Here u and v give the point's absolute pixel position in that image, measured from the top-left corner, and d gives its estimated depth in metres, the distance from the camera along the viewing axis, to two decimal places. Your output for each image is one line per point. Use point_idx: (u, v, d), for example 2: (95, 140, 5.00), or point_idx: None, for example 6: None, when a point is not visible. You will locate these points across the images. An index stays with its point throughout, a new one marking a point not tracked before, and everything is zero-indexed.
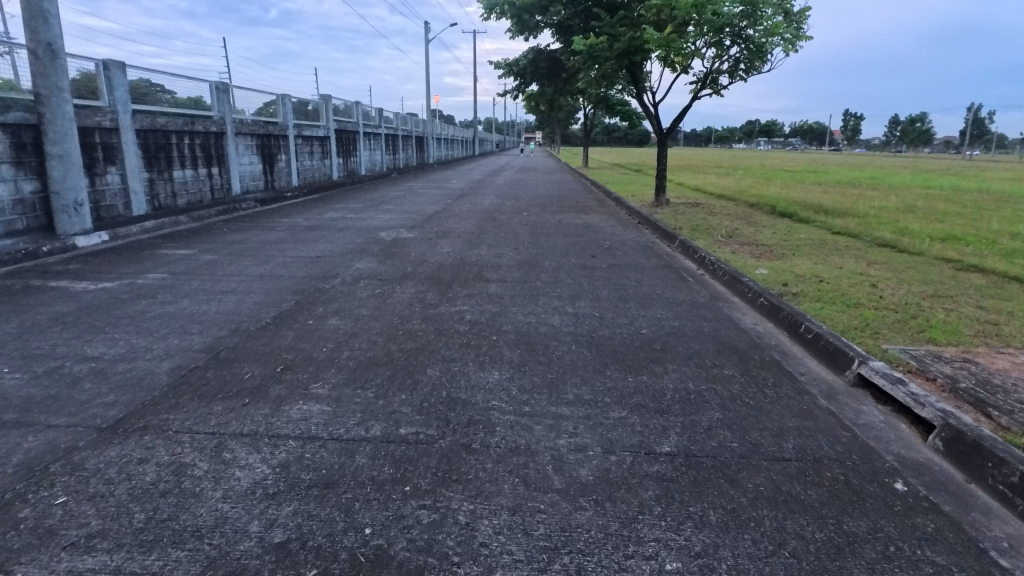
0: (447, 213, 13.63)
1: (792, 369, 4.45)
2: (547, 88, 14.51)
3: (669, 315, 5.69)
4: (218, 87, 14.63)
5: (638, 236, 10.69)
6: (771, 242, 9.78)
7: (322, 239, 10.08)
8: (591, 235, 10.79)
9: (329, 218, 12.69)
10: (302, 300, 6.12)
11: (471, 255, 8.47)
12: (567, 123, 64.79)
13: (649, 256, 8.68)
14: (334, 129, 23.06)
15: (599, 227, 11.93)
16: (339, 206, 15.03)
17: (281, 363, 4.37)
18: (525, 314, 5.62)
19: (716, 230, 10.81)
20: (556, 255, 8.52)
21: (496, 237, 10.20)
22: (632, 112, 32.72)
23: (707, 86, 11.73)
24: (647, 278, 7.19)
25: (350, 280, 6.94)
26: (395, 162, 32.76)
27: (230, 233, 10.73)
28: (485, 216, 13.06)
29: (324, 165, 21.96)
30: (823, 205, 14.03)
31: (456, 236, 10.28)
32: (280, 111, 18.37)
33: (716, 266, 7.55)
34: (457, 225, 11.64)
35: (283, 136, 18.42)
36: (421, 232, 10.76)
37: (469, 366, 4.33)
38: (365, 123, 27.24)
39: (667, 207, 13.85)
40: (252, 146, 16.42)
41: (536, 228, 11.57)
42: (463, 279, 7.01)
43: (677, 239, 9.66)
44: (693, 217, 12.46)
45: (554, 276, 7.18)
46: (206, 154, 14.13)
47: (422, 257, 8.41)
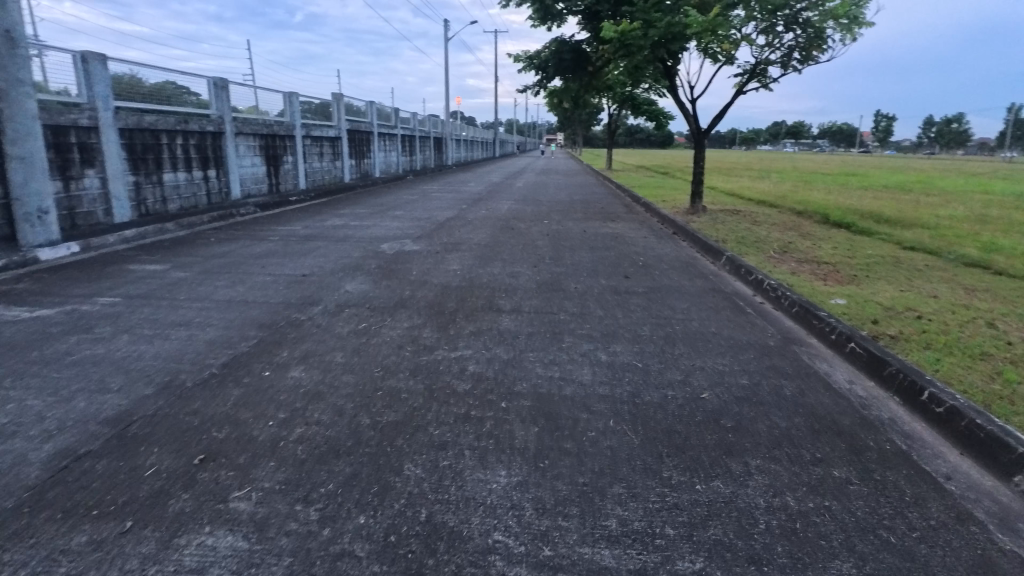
0: (461, 220, 12.39)
1: (930, 469, 3.10)
2: (572, 84, 13.21)
3: (734, 367, 4.35)
4: (216, 83, 13.60)
5: (676, 250, 9.33)
6: (836, 260, 8.34)
7: (316, 252, 8.91)
8: (621, 249, 9.45)
9: (330, 226, 11.55)
10: (266, 338, 4.91)
11: (482, 275, 7.21)
12: (589, 124, 63.31)
13: (694, 277, 7.31)
14: (346, 129, 22.00)
15: (629, 238, 10.57)
16: (344, 212, 13.91)
17: (204, 448, 3.14)
18: (545, 363, 4.32)
19: (767, 244, 9.38)
20: (582, 275, 7.22)
21: (513, 250, 8.93)
22: (659, 112, 31.25)
23: (754, 79, 10.35)
24: (695, 309, 5.86)
25: (332, 309, 5.73)
26: (412, 164, 31.69)
27: (217, 244, 9.63)
28: (501, 224, 11.81)
29: (335, 166, 20.91)
30: (883, 214, 12.47)
31: (468, 249, 9.04)
32: (287, 109, 17.31)
33: (780, 294, 6.18)
34: (470, 235, 10.39)
35: (290, 136, 17.37)
36: (429, 243, 9.54)
37: (465, 457, 3.06)
38: (380, 123, 26.17)
39: (704, 215, 12.45)
40: (255, 146, 15.38)
41: (558, 239, 10.26)
42: (470, 309, 5.75)
43: (724, 256, 8.29)
44: (736, 228, 11.07)
45: (582, 306, 5.87)
46: (201, 156, 13.08)
47: (425, 277, 7.18)
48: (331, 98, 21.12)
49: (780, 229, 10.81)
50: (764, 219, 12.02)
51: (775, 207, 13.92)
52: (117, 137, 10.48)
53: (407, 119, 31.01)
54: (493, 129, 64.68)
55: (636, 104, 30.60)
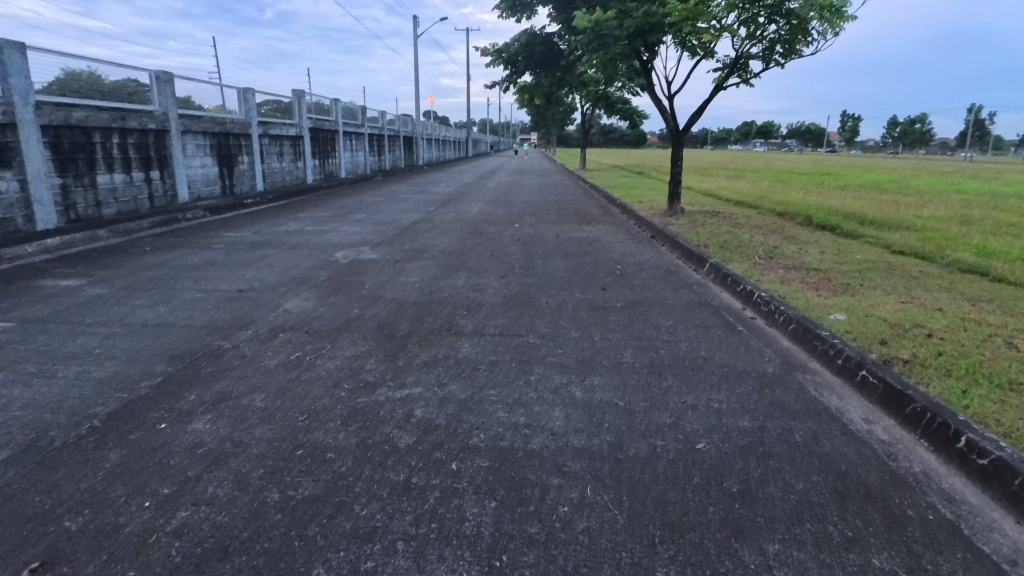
0: (426, 224, 11.59)
1: (987, 549, 2.46)
2: (544, 80, 12.52)
3: (732, 406, 3.68)
4: (159, 77, 12.57)
5: (655, 256, 8.70)
6: (826, 266, 7.78)
7: (261, 262, 8.03)
8: (598, 255, 8.76)
9: (283, 232, 10.66)
10: (175, 376, 4.08)
11: (443, 288, 6.46)
12: (563, 124, 62.92)
13: (677, 288, 6.66)
14: (309, 128, 20.97)
15: (605, 242, 9.90)
16: (301, 215, 12.98)
17: (45, 549, 2.34)
18: (508, 405, 3.60)
19: (751, 249, 8.80)
20: (555, 288, 6.51)
21: (480, 258, 8.18)
22: (634, 111, 30.83)
23: (735, 73, 9.79)
24: (681, 329, 5.20)
25: (264, 334, 4.92)
26: (381, 164, 30.71)
27: (151, 253, 8.68)
28: (468, 228, 11.05)
29: (297, 167, 19.90)
30: (866, 215, 12.04)
31: (431, 257, 8.25)
32: (242, 106, 16.28)
33: (773, 308, 5.55)
34: (435, 241, 9.60)
35: (246, 135, 16.34)
36: (388, 251, 8.73)
37: (397, 554, 2.31)
38: (346, 122, 25.19)
39: (683, 217, 11.89)
40: (206, 146, 14.34)
41: (530, 245, 9.53)
42: (425, 331, 5.00)
43: (707, 263, 7.69)
44: (716, 231, 10.50)
45: (554, 326, 5.16)
46: (143, 156, 12.04)
47: (380, 291, 6.38)
48: (292, 95, 20.07)
49: (763, 233, 10.26)
50: (745, 221, 11.49)
51: (755, 208, 13.42)
52: (40, 135, 9.45)
53: (375, 117, 30.00)
54: (466, 128, 63.79)
55: (610, 102, 30.09)
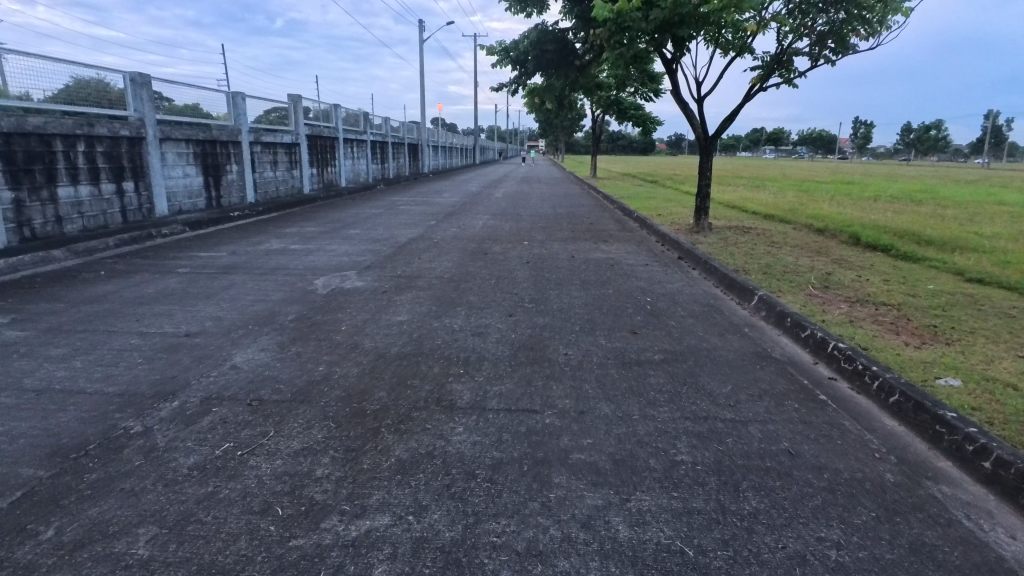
0: (425, 242, 10.38)
1: None
2: (555, 82, 11.34)
3: (858, 558, 2.42)
4: (133, 79, 11.48)
5: (687, 284, 7.45)
6: (899, 300, 6.48)
7: (225, 292, 6.84)
8: (623, 281, 7.49)
9: (263, 252, 9.48)
10: (43, 486, 2.87)
11: (436, 332, 5.24)
12: (571, 131, 61.75)
13: (725, 332, 5.40)
14: (306, 135, 19.86)
15: (627, 264, 8.63)
16: (289, 231, 11.83)
17: None
18: (518, 556, 2.36)
19: (801, 276, 7.52)
20: (574, 332, 5.26)
21: (482, 287, 6.94)
22: (647, 117, 29.59)
23: (776, 73, 8.59)
24: (745, 400, 3.93)
25: (193, 409, 3.71)
26: (383, 172, 29.59)
27: (105, 279, 7.52)
28: (473, 247, 9.86)
29: (292, 176, 18.79)
30: (919, 233, 10.70)
31: (425, 286, 7.03)
32: (232, 112, 15.18)
33: (861, 368, 4.28)
34: (432, 264, 8.39)
35: (235, 142, 15.24)
36: (376, 277, 7.52)
37: None
38: (346, 129, 24.09)
39: (711, 234, 10.61)
40: (189, 154, 13.23)
41: (541, 267, 8.29)
42: (407, 404, 3.77)
43: (755, 296, 6.41)
44: (754, 251, 9.21)
45: (577, 395, 3.90)
46: (113, 166, 10.92)
47: (358, 336, 5.16)
48: (287, 100, 18.98)
49: (807, 255, 8.96)
50: (782, 239, 10.21)
51: (790, 223, 12.13)
52: None
53: (378, 123, 28.94)
54: (473, 135, 62.73)
55: (621, 107, 28.90)
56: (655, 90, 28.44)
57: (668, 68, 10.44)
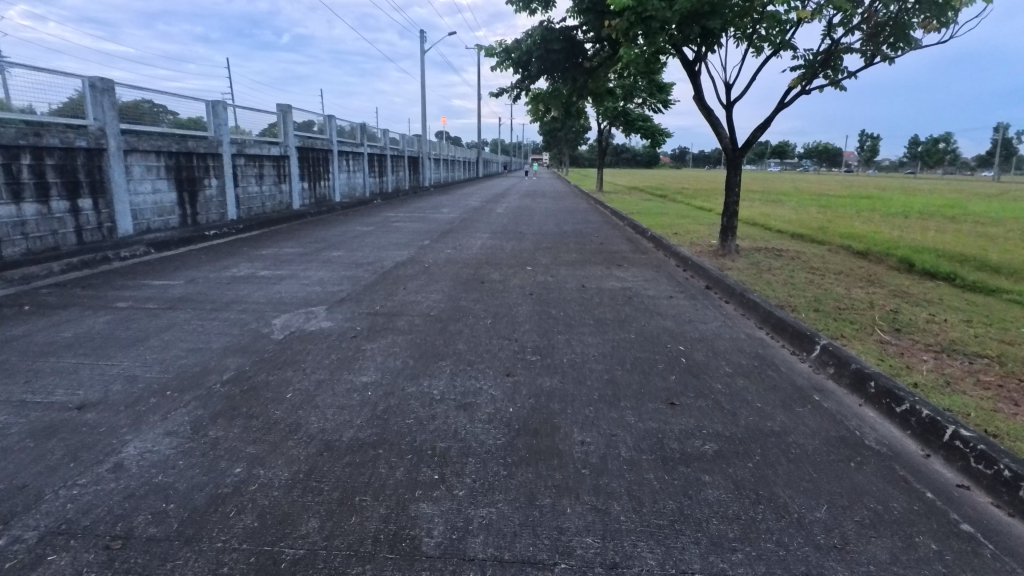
0: (414, 268, 9.11)
1: None
2: (563, 87, 10.14)
3: None
4: (93, 83, 10.35)
5: (724, 323, 6.14)
6: (997, 350, 5.18)
7: (159, 337, 5.55)
8: (645, 320, 6.18)
9: (226, 280, 8.21)
10: None
11: (408, 404, 3.94)
12: (575, 143, 60.81)
13: (790, 402, 4.08)
14: (296, 147, 18.70)
15: (648, 296, 7.32)
16: (264, 253, 10.59)
17: None
18: None
19: (862, 314, 6.21)
20: (591, 404, 3.96)
21: (474, 331, 5.66)
22: (656, 128, 28.43)
23: (823, 73, 7.36)
24: (857, 538, 2.62)
25: (16, 558, 2.42)
26: (381, 186, 28.51)
27: (23, 317, 6.25)
28: (468, 274, 8.59)
29: (280, 191, 17.62)
30: (978, 256, 9.40)
31: (405, 328, 5.74)
32: (212, 122, 14.05)
33: (1012, 477, 2.97)
34: (418, 297, 7.10)
35: (215, 154, 14.09)
36: (348, 316, 6.24)
37: None
38: (341, 141, 22.99)
39: (741, 259, 9.33)
40: (160, 168, 12.04)
41: (546, 300, 6.99)
42: (347, 549, 2.48)
43: (816, 346, 5.10)
44: (795, 280, 7.91)
45: (602, 531, 2.61)
46: (67, 182, 9.71)
47: (303, 410, 3.86)
48: (275, 110, 17.84)
49: (858, 284, 7.67)
50: (822, 265, 8.94)
51: (825, 245, 10.85)
52: None
53: (376, 135, 27.83)
54: (476, 147, 61.76)
55: (629, 119, 27.77)
56: (664, 100, 27.31)
57: (691, 70, 9.24)
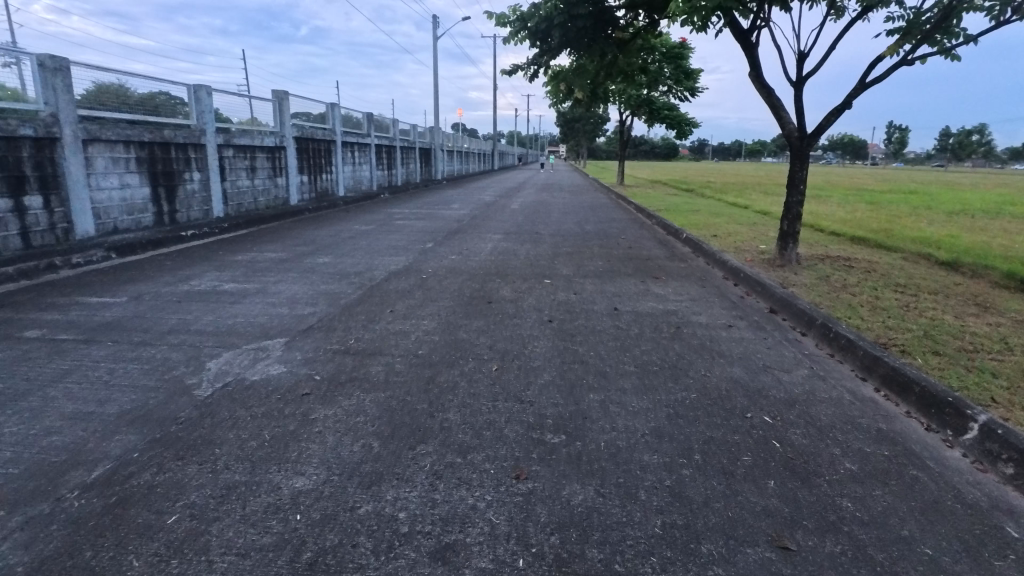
0: (409, 280, 7.59)
1: None
2: (589, 64, 8.58)
3: None
4: (43, 62, 8.95)
5: (813, 372, 4.54)
6: None
7: (46, 390, 4.08)
8: (706, 367, 4.59)
9: (178, 297, 6.74)
10: None
11: (355, 546, 2.44)
12: (593, 135, 58.83)
13: (977, 549, 2.51)
14: (294, 137, 17.26)
15: (700, 325, 5.70)
16: (239, 259, 9.12)
17: None
18: None
19: (1004, 361, 4.55)
20: (653, 553, 2.41)
21: (474, 385, 4.12)
22: (682, 118, 26.58)
23: (929, 38, 5.76)
24: None
25: None
26: (390, 179, 27.03)
27: None
28: (472, 290, 7.02)
29: (276, 185, 16.23)
30: None
31: (379, 380, 4.20)
32: (195, 109, 12.66)
33: None
34: (406, 325, 5.57)
35: (199, 145, 12.70)
36: (309, 358, 4.72)
37: None
38: (346, 131, 21.55)
39: (804, 272, 7.69)
40: (130, 160, 10.64)
41: (570, 332, 5.41)
42: None
43: (971, 424, 3.49)
44: (885, 304, 6.25)
45: None
46: (9, 176, 8.30)
47: (181, 561, 2.36)
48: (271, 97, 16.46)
49: (969, 310, 5.99)
50: (909, 281, 7.24)
51: (899, 253, 9.13)
52: None
53: (384, 126, 26.32)
54: (493, 139, 59.94)
55: (653, 108, 26.01)
56: (691, 88, 25.49)
57: (745, 41, 7.61)
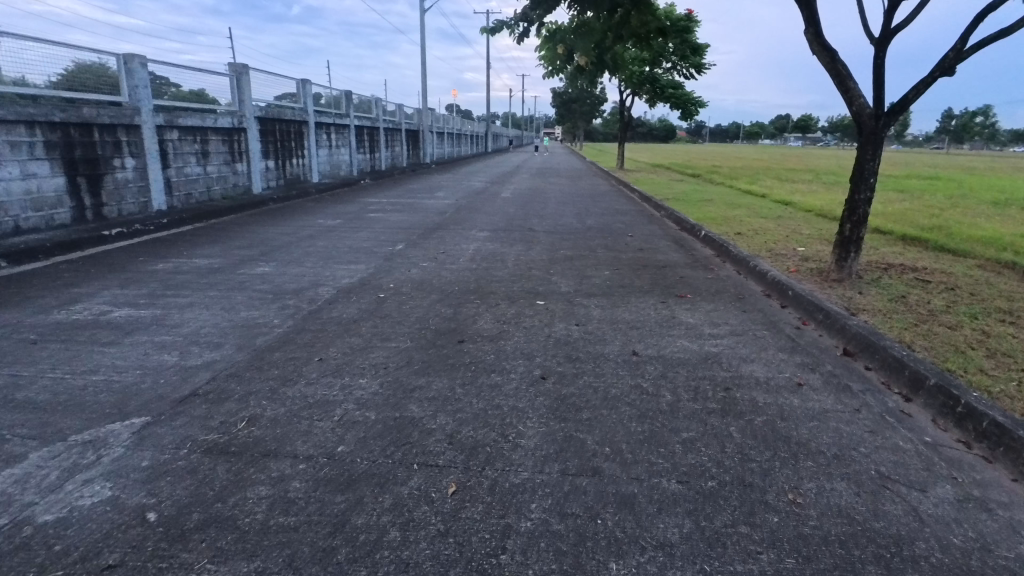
0: (360, 304, 5.82)
1: None
2: (596, 24, 6.88)
3: None
4: None
5: (964, 492, 2.84)
6: None
7: None
8: (792, 482, 2.86)
9: (36, 334, 4.94)
10: None
11: None
12: (590, 116, 56.71)
13: None
14: (257, 118, 15.34)
15: (760, 386, 3.97)
16: (158, 269, 7.31)
17: None
18: None
19: None
20: None
21: (410, 543, 2.39)
22: (688, 97, 24.66)
23: None
24: None
25: None
26: (372, 163, 25.09)
27: None
28: (440, 320, 5.26)
29: (234, 172, 14.36)
30: None
31: (250, 530, 2.46)
32: (127, 83, 10.80)
33: None
34: (333, 390, 3.82)
35: (133, 126, 10.83)
36: (158, 466, 2.97)
37: None
38: (321, 111, 19.61)
39: (872, 291, 5.98)
40: (36, 144, 8.79)
41: (574, 402, 3.66)
42: None
43: None
44: (1006, 346, 4.55)
45: None
46: None
47: None
48: (229, 73, 14.56)
49: None
50: (1016, 307, 5.52)
51: (976, 261, 7.40)
52: None
53: (366, 106, 24.30)
54: (487, 121, 57.73)
55: (657, 86, 24.13)
56: (698, 65, 23.57)
57: None
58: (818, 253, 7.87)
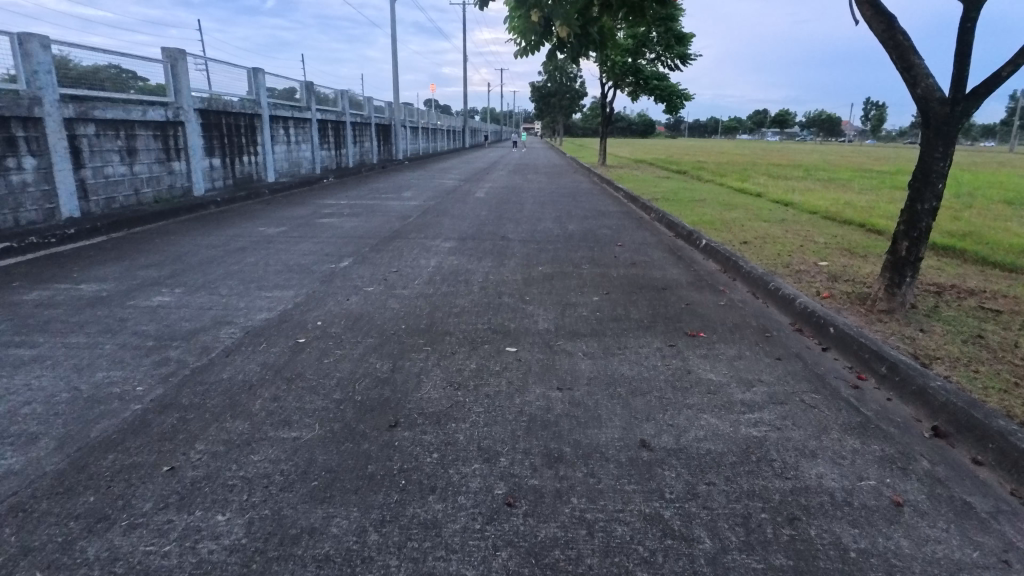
0: (266, 355, 4.31)
1: None
2: None
3: None
4: None
5: None
6: None
7: None
8: None
9: None
10: None
11: None
12: (570, 110, 55.35)
13: None
14: (198, 110, 13.62)
15: (841, 512, 2.59)
16: (24, 300, 5.70)
17: None
18: None
19: None
20: None
21: None
22: (674, 89, 23.38)
23: None
24: None
25: None
26: (338, 160, 23.40)
27: None
28: (370, 387, 3.78)
29: (168, 172, 12.66)
30: None
31: None
32: (24, 68, 9.09)
33: None
34: (165, 548, 2.33)
35: (33, 119, 9.12)
36: None
37: None
38: (277, 103, 17.91)
39: (937, 327, 4.67)
40: None
41: (556, 563, 2.24)
42: None
43: None
44: None
45: None
46: None
47: None
48: (162, 58, 12.82)
49: None
50: None
51: None
52: None
53: (330, 98, 22.55)
54: (464, 114, 55.93)
55: (640, 78, 22.82)
56: (683, 55, 22.30)
57: None
58: (846, 269, 6.54)
